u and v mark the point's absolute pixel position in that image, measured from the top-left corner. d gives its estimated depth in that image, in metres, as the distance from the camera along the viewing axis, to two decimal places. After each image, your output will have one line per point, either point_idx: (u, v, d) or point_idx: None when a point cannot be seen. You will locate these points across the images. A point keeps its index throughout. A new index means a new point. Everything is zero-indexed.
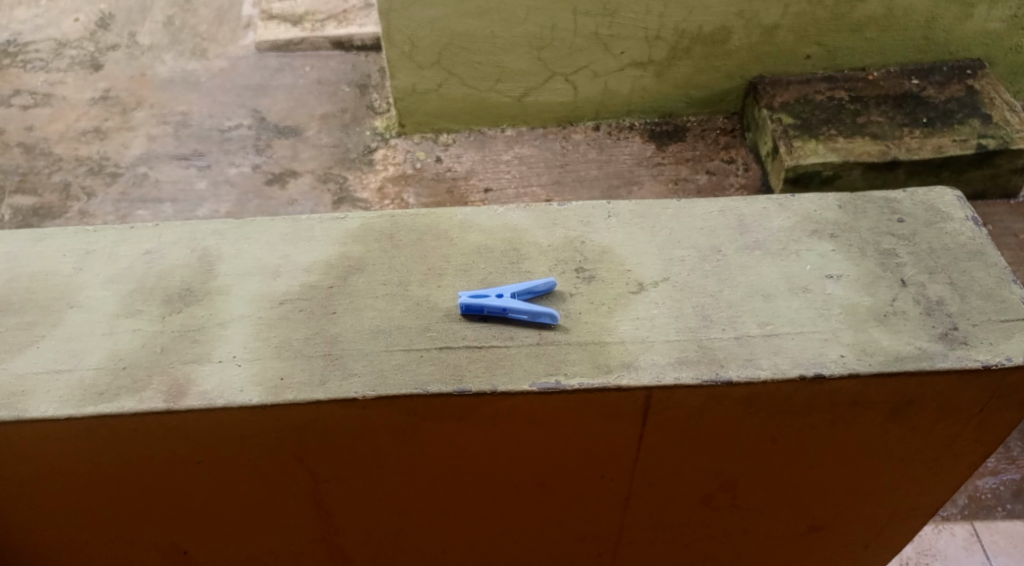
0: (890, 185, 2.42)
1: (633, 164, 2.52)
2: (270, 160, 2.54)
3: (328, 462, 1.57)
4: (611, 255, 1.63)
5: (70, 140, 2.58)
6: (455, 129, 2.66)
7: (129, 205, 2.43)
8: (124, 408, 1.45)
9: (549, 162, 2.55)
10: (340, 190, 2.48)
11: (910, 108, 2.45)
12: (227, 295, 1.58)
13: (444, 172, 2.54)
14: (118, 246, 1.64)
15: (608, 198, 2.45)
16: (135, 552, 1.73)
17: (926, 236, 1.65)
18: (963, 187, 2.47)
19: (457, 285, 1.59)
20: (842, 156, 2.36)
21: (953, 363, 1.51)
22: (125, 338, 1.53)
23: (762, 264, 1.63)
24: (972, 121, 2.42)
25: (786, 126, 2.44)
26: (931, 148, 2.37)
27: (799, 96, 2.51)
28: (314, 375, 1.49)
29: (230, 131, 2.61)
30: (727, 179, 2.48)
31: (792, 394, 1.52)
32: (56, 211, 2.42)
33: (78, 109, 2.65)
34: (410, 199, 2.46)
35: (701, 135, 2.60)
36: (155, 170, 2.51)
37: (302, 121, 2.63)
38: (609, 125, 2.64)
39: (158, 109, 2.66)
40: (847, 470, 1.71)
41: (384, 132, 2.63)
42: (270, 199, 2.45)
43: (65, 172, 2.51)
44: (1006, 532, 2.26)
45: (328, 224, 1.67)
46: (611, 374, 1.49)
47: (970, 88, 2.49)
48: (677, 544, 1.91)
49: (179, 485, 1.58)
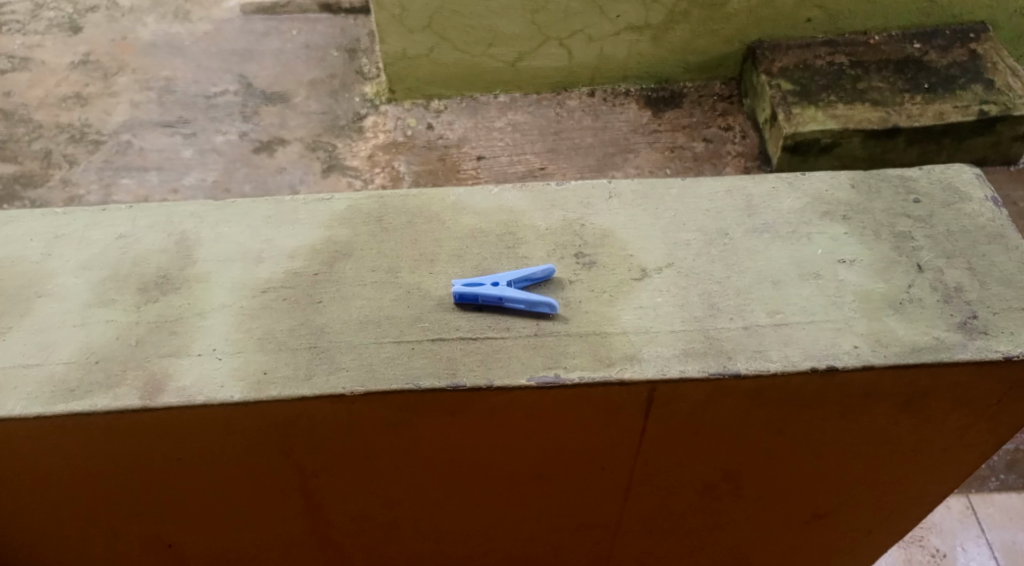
0: (889, 154, 2.28)
1: (629, 131, 2.40)
2: (258, 128, 2.40)
3: (317, 457, 1.49)
4: (612, 238, 1.55)
5: (50, 107, 2.44)
6: (446, 95, 2.51)
7: (113, 174, 2.30)
8: (96, 407, 1.36)
9: (543, 129, 2.42)
10: (330, 158, 2.34)
11: (912, 74, 2.31)
12: (207, 283, 1.49)
13: (436, 140, 2.41)
14: (90, 230, 1.55)
15: (602, 167, 2.32)
16: (120, 545, 1.65)
17: (944, 217, 1.57)
18: (963, 155, 2.33)
19: (450, 272, 1.51)
20: (842, 123, 2.23)
21: (972, 354, 1.43)
22: (97, 330, 1.44)
23: (771, 248, 1.55)
24: (974, 86, 2.29)
25: (785, 93, 2.30)
26: (932, 115, 2.24)
27: (798, 61, 2.37)
28: (299, 369, 1.40)
29: (216, 97, 2.47)
30: (724, 146, 2.36)
31: (802, 386, 1.44)
32: (37, 180, 2.29)
33: (57, 74, 2.52)
34: (402, 168, 2.34)
35: (699, 101, 2.46)
36: (139, 138, 2.37)
37: (291, 87, 2.50)
38: (604, 91, 2.50)
39: (140, 74, 2.52)
40: (857, 459, 1.64)
41: (373, 98, 2.49)
42: (259, 167, 2.32)
43: (45, 139, 2.37)
44: (1001, 505, 2.32)
45: (312, 206, 1.58)
46: (613, 367, 1.41)
47: (973, 52, 2.36)
48: (678, 532, 1.84)
49: (160, 480, 1.50)
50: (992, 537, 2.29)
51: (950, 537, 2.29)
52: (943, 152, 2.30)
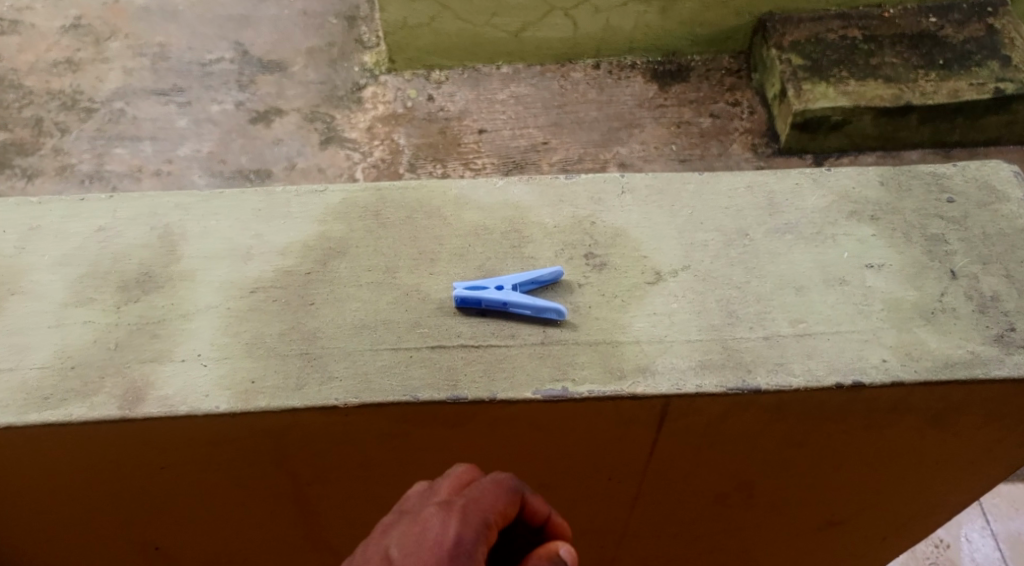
0: (899, 133, 2.01)
1: (634, 105, 2.10)
2: (254, 98, 2.16)
3: (308, 467, 1.40)
4: (624, 238, 1.45)
5: (40, 72, 2.20)
6: (448, 65, 2.19)
7: (106, 143, 2.09)
8: (72, 418, 1.27)
9: (546, 102, 2.12)
10: (328, 130, 2.12)
11: (926, 50, 2.00)
12: (192, 281, 1.39)
13: (437, 111, 2.12)
14: (67, 222, 1.45)
15: (607, 144, 2.06)
16: (104, 547, 1.55)
17: (979, 219, 1.48)
18: (974, 135, 2.03)
19: (451, 274, 1.41)
20: (852, 100, 1.95)
21: (1009, 370, 1.34)
22: (75, 333, 1.35)
23: (793, 251, 1.45)
24: (991, 63, 1.99)
25: (795, 68, 2.00)
26: (948, 93, 1.95)
27: (810, 35, 2.05)
28: (289, 379, 1.31)
29: (211, 65, 2.22)
30: (732, 123, 2.07)
31: (825, 401, 1.35)
32: (28, 148, 2.09)
33: (47, 39, 2.26)
34: (401, 141, 2.08)
35: (706, 75, 2.14)
36: (132, 107, 2.14)
37: (288, 57, 2.23)
38: (610, 63, 2.17)
39: (133, 40, 2.26)
40: (877, 470, 1.55)
41: (373, 68, 2.21)
42: (254, 139, 2.10)
43: (36, 106, 2.15)
44: (1006, 495, 2.31)
45: (305, 199, 1.48)
46: (625, 381, 1.32)
47: (990, 27, 2.02)
48: (688, 539, 1.75)
49: (143, 487, 1.41)
50: (996, 528, 2.28)
51: (955, 526, 2.29)
52: (954, 131, 2.02)
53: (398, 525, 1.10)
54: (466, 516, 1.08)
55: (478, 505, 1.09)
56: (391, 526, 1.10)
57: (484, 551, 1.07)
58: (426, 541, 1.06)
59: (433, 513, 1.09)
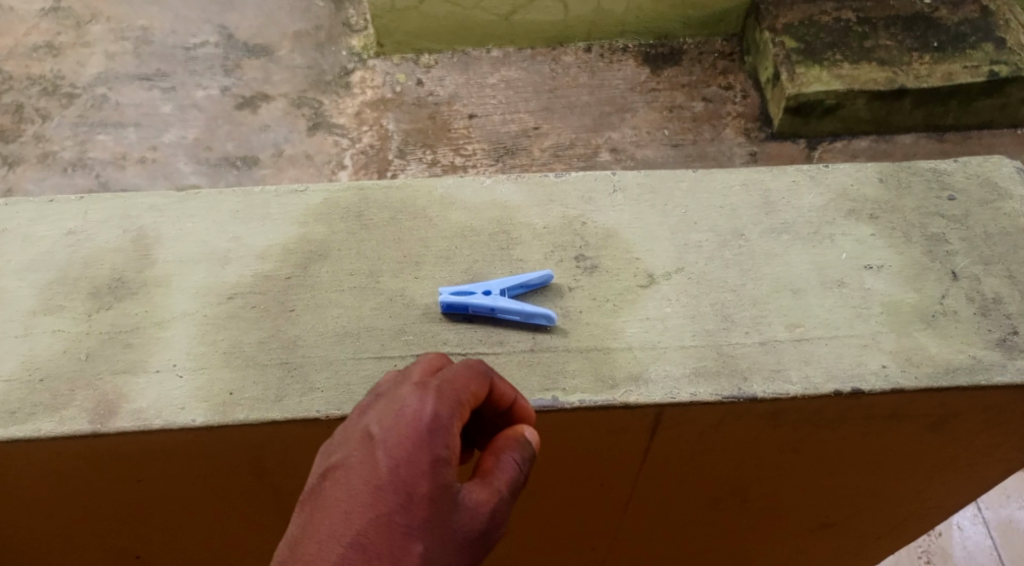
0: (891, 118, 1.90)
1: (626, 89, 1.99)
2: (241, 83, 2.05)
3: (290, 478, 1.36)
4: (616, 239, 1.41)
5: (20, 57, 2.09)
6: (437, 49, 2.07)
7: (88, 130, 1.98)
8: (40, 433, 1.23)
9: (538, 87, 2.01)
10: (316, 115, 2.00)
11: (921, 32, 1.89)
12: (167, 288, 1.34)
13: (426, 96, 2.01)
14: (36, 225, 1.40)
15: (598, 130, 1.95)
16: (83, 556, 1.50)
17: (981, 218, 1.43)
18: (969, 119, 1.92)
19: (437, 277, 1.36)
20: (847, 84, 1.84)
21: (1012, 376, 1.30)
22: (43, 343, 1.30)
23: (791, 252, 1.40)
24: (986, 45, 1.88)
25: (790, 51, 1.88)
26: (941, 76, 1.84)
27: (804, 17, 1.92)
28: (269, 390, 1.26)
29: (196, 49, 2.10)
30: (725, 108, 1.96)
31: (822, 408, 1.31)
32: (6, 136, 1.98)
33: (27, 22, 2.15)
34: (390, 127, 1.98)
35: (698, 60, 2.03)
36: (115, 93, 2.03)
37: (274, 40, 2.11)
38: (602, 46, 2.06)
39: (114, 23, 2.14)
40: (874, 475, 1.51)
41: (361, 52, 2.09)
42: (241, 125, 1.99)
43: (15, 92, 2.04)
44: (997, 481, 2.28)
45: (284, 199, 1.43)
46: (617, 390, 1.28)
47: (986, 8, 1.92)
48: (682, 540, 1.71)
49: (120, 499, 1.36)
50: (987, 514, 2.25)
51: None
52: (948, 115, 1.91)
53: (377, 403, 1.12)
54: (442, 394, 1.09)
55: (454, 384, 1.10)
56: (370, 405, 1.12)
57: (459, 425, 1.10)
58: (405, 415, 1.09)
59: (410, 392, 1.10)
